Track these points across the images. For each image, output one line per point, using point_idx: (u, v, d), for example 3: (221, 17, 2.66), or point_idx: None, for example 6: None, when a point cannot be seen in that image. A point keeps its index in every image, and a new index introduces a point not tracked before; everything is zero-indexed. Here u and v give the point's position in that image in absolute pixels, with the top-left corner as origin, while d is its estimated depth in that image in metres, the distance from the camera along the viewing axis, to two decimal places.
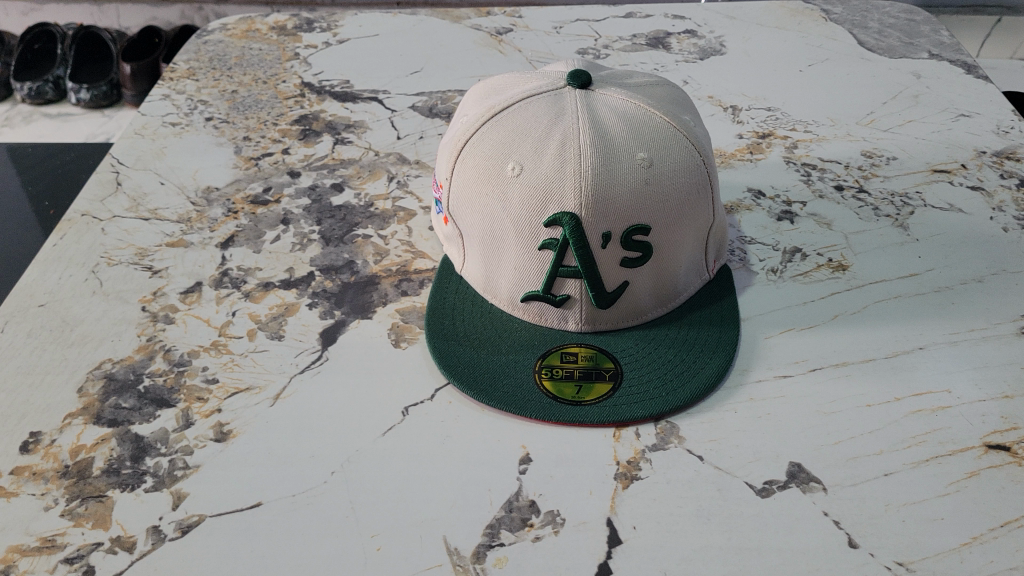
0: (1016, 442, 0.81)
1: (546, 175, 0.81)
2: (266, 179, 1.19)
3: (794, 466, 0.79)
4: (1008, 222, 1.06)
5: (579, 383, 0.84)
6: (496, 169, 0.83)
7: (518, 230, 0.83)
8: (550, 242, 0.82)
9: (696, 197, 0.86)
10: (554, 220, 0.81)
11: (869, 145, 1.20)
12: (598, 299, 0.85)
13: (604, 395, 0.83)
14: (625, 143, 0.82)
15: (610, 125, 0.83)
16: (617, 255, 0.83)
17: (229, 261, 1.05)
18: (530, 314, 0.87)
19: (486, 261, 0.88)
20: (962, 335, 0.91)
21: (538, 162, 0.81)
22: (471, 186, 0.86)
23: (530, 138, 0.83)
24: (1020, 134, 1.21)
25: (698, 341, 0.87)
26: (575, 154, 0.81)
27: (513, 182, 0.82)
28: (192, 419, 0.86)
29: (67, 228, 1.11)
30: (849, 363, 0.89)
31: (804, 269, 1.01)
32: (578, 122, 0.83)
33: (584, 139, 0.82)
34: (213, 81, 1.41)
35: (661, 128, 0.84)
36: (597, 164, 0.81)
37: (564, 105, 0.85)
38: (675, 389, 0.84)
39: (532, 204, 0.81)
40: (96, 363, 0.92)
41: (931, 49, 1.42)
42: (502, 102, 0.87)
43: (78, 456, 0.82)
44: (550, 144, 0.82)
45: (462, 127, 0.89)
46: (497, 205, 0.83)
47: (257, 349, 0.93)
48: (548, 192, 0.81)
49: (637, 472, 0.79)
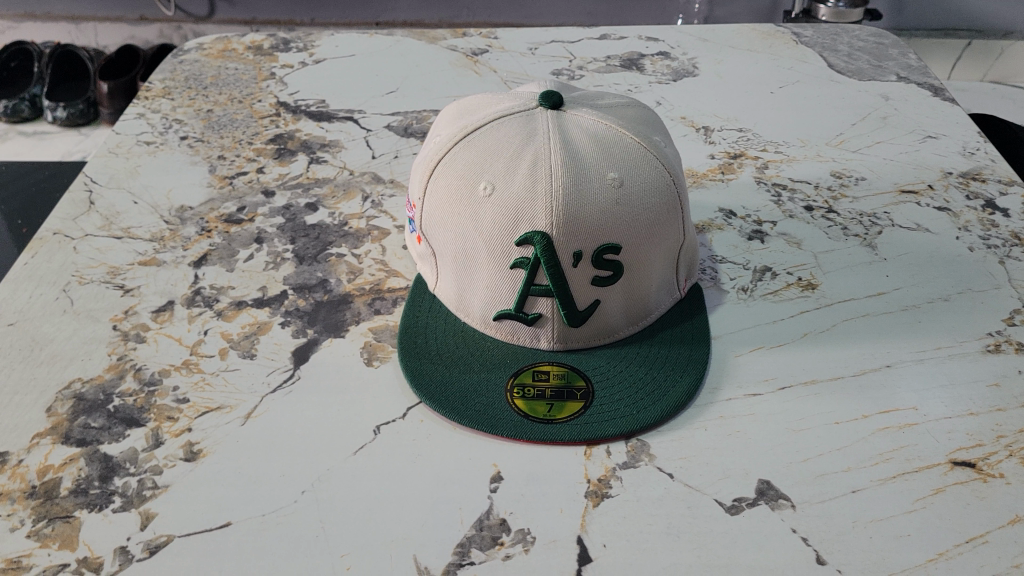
0: (981, 458, 0.81)
1: (517, 194, 0.81)
2: (240, 198, 1.20)
3: (764, 484, 0.80)
4: (974, 242, 1.07)
5: (550, 401, 0.84)
6: (468, 189, 0.84)
7: (490, 249, 0.83)
8: (521, 260, 0.82)
9: (666, 217, 0.87)
10: (525, 239, 0.81)
11: (839, 166, 1.22)
12: (570, 317, 0.85)
13: (575, 413, 0.84)
14: (596, 163, 0.83)
15: (581, 145, 0.84)
16: (588, 274, 0.84)
17: (201, 280, 1.05)
18: (502, 333, 0.88)
19: (459, 280, 0.88)
20: (929, 353, 0.93)
21: (510, 180, 0.82)
22: (444, 206, 0.86)
23: (502, 158, 0.84)
24: (985, 155, 1.23)
25: (669, 360, 0.88)
26: (546, 173, 0.81)
27: (485, 202, 0.83)
28: (162, 439, 0.85)
29: (39, 246, 1.10)
30: (817, 381, 0.90)
31: (774, 288, 1.02)
32: (550, 142, 0.83)
33: (555, 159, 0.82)
34: (188, 101, 1.42)
35: (632, 149, 0.85)
36: (568, 184, 0.81)
37: (536, 126, 0.86)
38: (645, 407, 0.84)
39: (504, 224, 0.82)
40: (65, 382, 0.91)
41: (899, 72, 1.44)
42: (474, 122, 0.88)
43: (45, 476, 0.82)
44: (522, 164, 0.82)
45: (434, 147, 0.90)
46: (470, 224, 0.84)
47: (228, 368, 0.93)
48: (520, 212, 0.81)
49: (607, 490, 0.80)
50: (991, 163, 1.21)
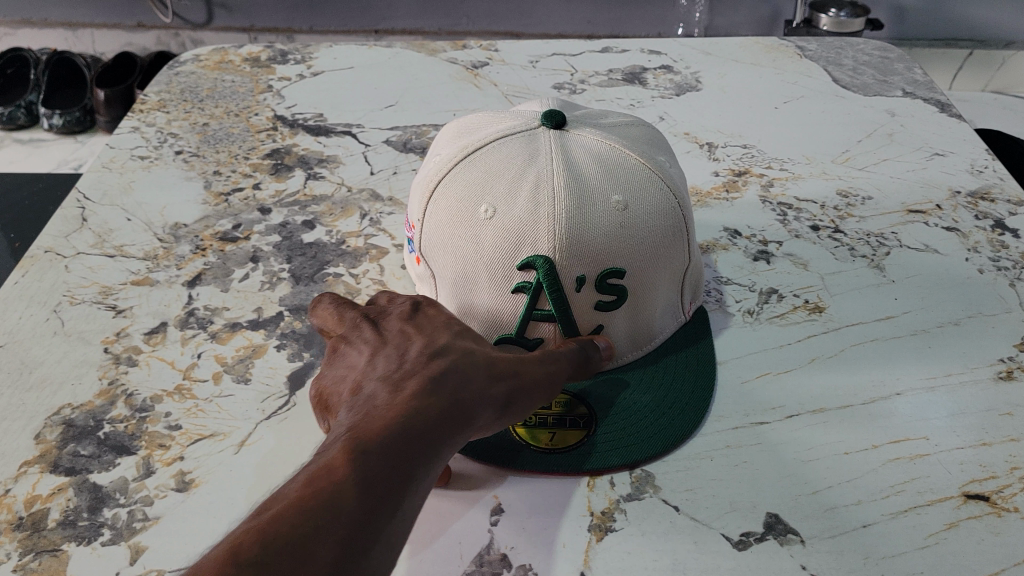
0: (995, 491, 0.79)
1: (519, 218, 0.79)
2: (236, 215, 1.17)
3: (771, 517, 0.77)
4: (984, 263, 1.05)
5: (553, 430, 0.82)
6: (469, 211, 0.82)
7: (491, 273, 0.80)
8: (523, 285, 0.80)
9: (671, 240, 0.84)
10: (527, 263, 0.79)
11: (845, 184, 1.20)
12: None
13: (580, 441, 0.82)
14: (600, 185, 0.81)
15: (585, 166, 0.82)
16: (591, 298, 0.81)
17: (195, 300, 1.03)
18: None
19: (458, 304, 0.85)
20: (939, 380, 0.90)
21: (512, 204, 0.80)
22: (444, 228, 0.84)
23: (504, 180, 0.81)
24: (994, 174, 1.21)
25: (675, 386, 0.87)
26: (549, 197, 0.79)
27: (486, 225, 0.80)
28: (153, 468, 0.83)
29: (30, 265, 1.08)
30: (826, 409, 0.88)
31: (781, 311, 1.00)
32: (552, 163, 0.81)
33: (557, 182, 0.80)
34: (184, 114, 1.40)
35: (637, 171, 0.83)
36: (572, 207, 0.79)
37: (539, 146, 0.84)
38: (649, 435, 0.83)
39: (505, 248, 0.79)
40: (55, 408, 0.89)
41: (905, 87, 1.42)
42: (475, 141, 0.86)
43: (33, 507, 0.80)
44: (523, 186, 0.80)
45: (434, 167, 0.88)
46: (470, 248, 0.81)
47: (221, 394, 0.91)
48: (522, 236, 0.79)
49: (611, 523, 0.77)
50: (1000, 182, 1.19)
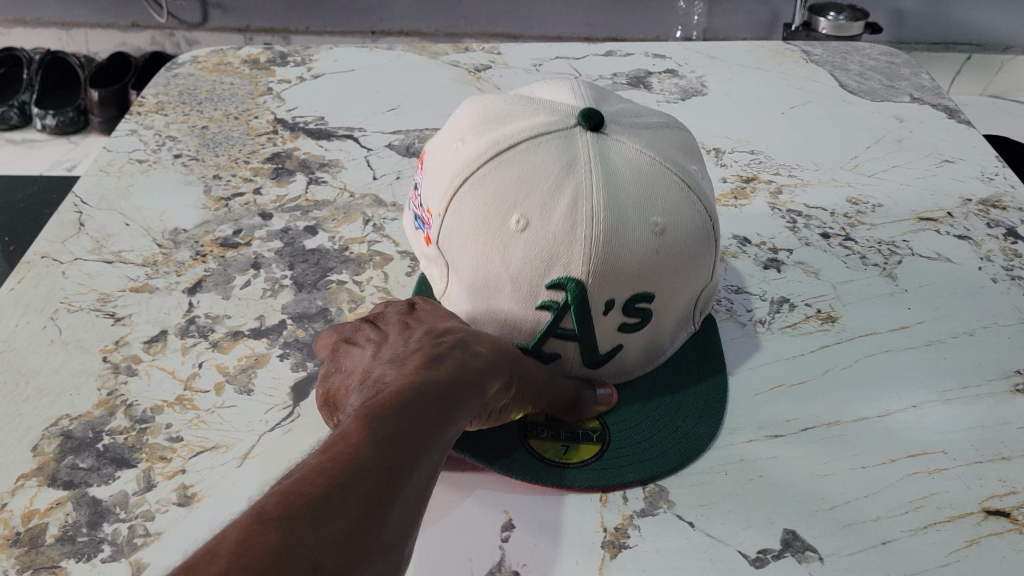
0: (1016, 507, 0.77)
1: (553, 236, 0.74)
2: (236, 220, 1.15)
3: (789, 534, 0.76)
4: (997, 273, 1.04)
5: (564, 444, 0.82)
6: (497, 218, 0.75)
7: (514, 288, 0.76)
8: (549, 303, 0.76)
9: (696, 261, 0.81)
10: (557, 284, 0.75)
11: (854, 192, 1.18)
12: (587, 360, 0.81)
13: (591, 457, 0.81)
14: (637, 205, 0.76)
15: (626, 182, 0.76)
16: (616, 320, 0.79)
17: (196, 308, 1.01)
18: None
19: (471, 308, 0.80)
20: (955, 392, 0.89)
21: (547, 218, 0.74)
22: (465, 229, 0.77)
23: (540, 188, 0.75)
24: (1004, 181, 1.20)
25: (687, 404, 0.86)
26: (589, 216, 0.74)
27: (516, 238, 0.75)
28: (154, 481, 0.81)
29: (26, 271, 1.06)
30: (841, 422, 0.86)
31: (793, 321, 0.98)
32: (593, 176, 0.75)
33: (598, 200, 0.74)
34: (182, 116, 1.37)
35: (672, 186, 0.78)
36: (609, 230, 0.74)
37: (574, 153, 0.77)
38: (661, 451, 0.82)
39: (535, 267, 0.75)
40: (52, 419, 0.87)
41: (912, 93, 1.41)
42: (506, 136, 0.79)
43: (30, 522, 0.77)
44: (561, 200, 0.74)
45: (458, 156, 0.80)
46: (494, 258, 0.76)
47: (223, 405, 0.89)
48: (553, 255, 0.74)
49: (625, 540, 0.75)
50: (1011, 189, 1.18)
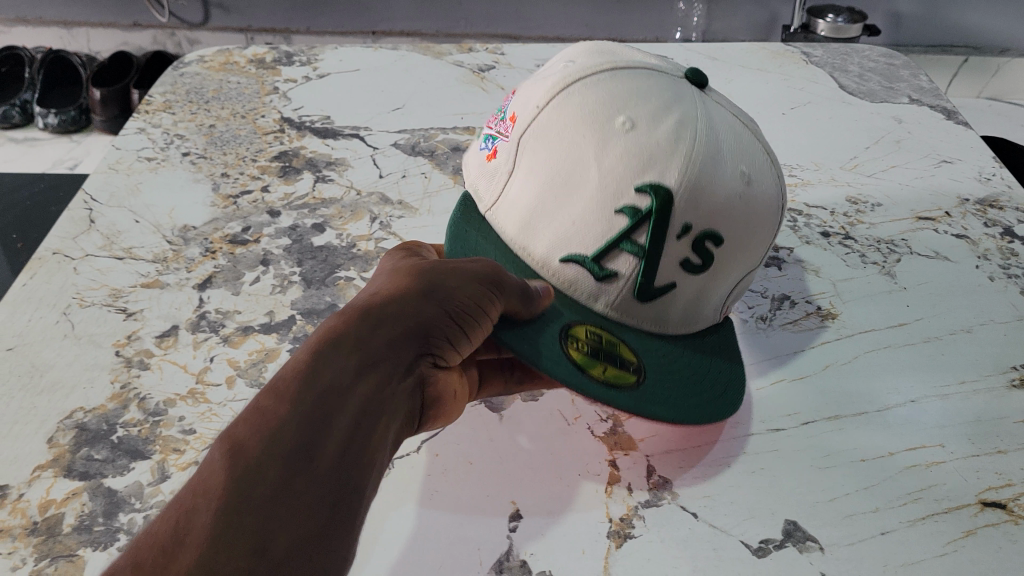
0: (1012, 499, 0.79)
1: (656, 142, 0.72)
2: (245, 218, 1.17)
3: (790, 524, 0.77)
4: (994, 271, 1.06)
5: (602, 372, 0.75)
6: (600, 118, 0.74)
7: (600, 185, 0.72)
8: (628, 209, 0.72)
9: (767, 234, 0.80)
10: (641, 190, 0.71)
11: (854, 192, 1.20)
12: (643, 289, 0.75)
13: (625, 392, 0.75)
14: (732, 149, 0.75)
15: (724, 125, 0.76)
16: (682, 252, 0.74)
17: (207, 303, 1.02)
18: (561, 279, 0.76)
19: (534, 209, 0.76)
20: (953, 388, 0.91)
21: (653, 126, 0.73)
22: (562, 125, 0.75)
23: (648, 103, 0.74)
24: (1001, 182, 1.22)
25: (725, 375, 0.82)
26: (690, 137, 0.73)
27: (618, 135, 0.72)
28: (168, 473, 0.83)
29: (38, 267, 1.07)
30: (841, 416, 0.88)
31: (794, 317, 1.00)
32: (699, 109, 0.75)
33: (701, 127, 0.74)
34: (190, 115, 1.39)
35: (761, 153, 0.79)
36: (706, 154, 0.73)
37: (682, 90, 0.77)
38: (695, 403, 0.78)
39: (628, 165, 0.72)
40: (67, 412, 0.88)
41: (911, 94, 1.43)
42: (620, 60, 0.79)
43: (47, 512, 0.79)
44: (670, 115, 0.73)
45: (567, 69, 0.80)
46: (586, 152, 0.73)
47: (235, 398, 0.90)
48: (648, 160, 0.72)
49: (630, 530, 0.77)
50: (1008, 190, 1.20)
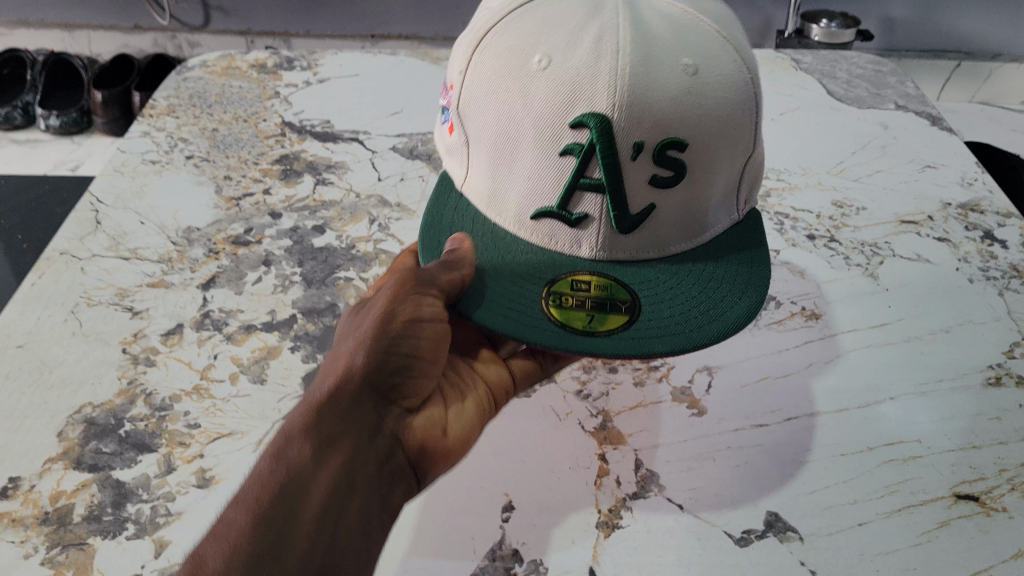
0: (984, 492, 0.82)
1: (576, 70, 0.69)
2: (247, 220, 1.20)
3: (771, 515, 0.81)
4: (974, 274, 1.09)
5: (591, 313, 0.75)
6: (520, 60, 0.72)
7: (538, 131, 0.71)
8: (574, 146, 0.71)
9: (739, 120, 0.75)
10: (579, 122, 0.70)
11: (840, 196, 1.23)
12: (620, 221, 0.74)
13: (618, 327, 0.75)
14: (668, 43, 0.71)
15: (655, 25, 0.72)
16: (646, 170, 0.72)
17: (210, 302, 1.06)
18: (538, 236, 0.77)
19: (495, 170, 0.77)
20: (932, 385, 0.94)
21: (570, 53, 0.70)
22: (488, 78, 0.74)
23: (563, 28, 0.72)
24: (983, 186, 1.25)
25: (724, 279, 0.80)
26: (612, 50, 0.69)
27: (538, 76, 0.71)
28: (174, 465, 0.86)
29: (46, 267, 1.11)
30: (823, 412, 0.91)
31: (778, 318, 1.03)
32: (619, 17, 0.71)
33: (624, 35, 0.70)
34: (193, 119, 1.42)
35: (709, 37, 0.74)
36: (635, 62, 0.69)
37: (603, 0, 0.73)
38: (693, 324, 0.77)
39: (554, 104, 0.70)
40: (76, 407, 0.92)
41: (898, 100, 1.46)
42: None
43: (58, 502, 0.82)
44: (586, 35, 0.70)
45: (486, 15, 0.78)
46: (516, 101, 0.72)
47: (238, 394, 0.94)
48: (575, 90, 0.69)
49: (618, 520, 0.80)
50: (990, 194, 1.23)
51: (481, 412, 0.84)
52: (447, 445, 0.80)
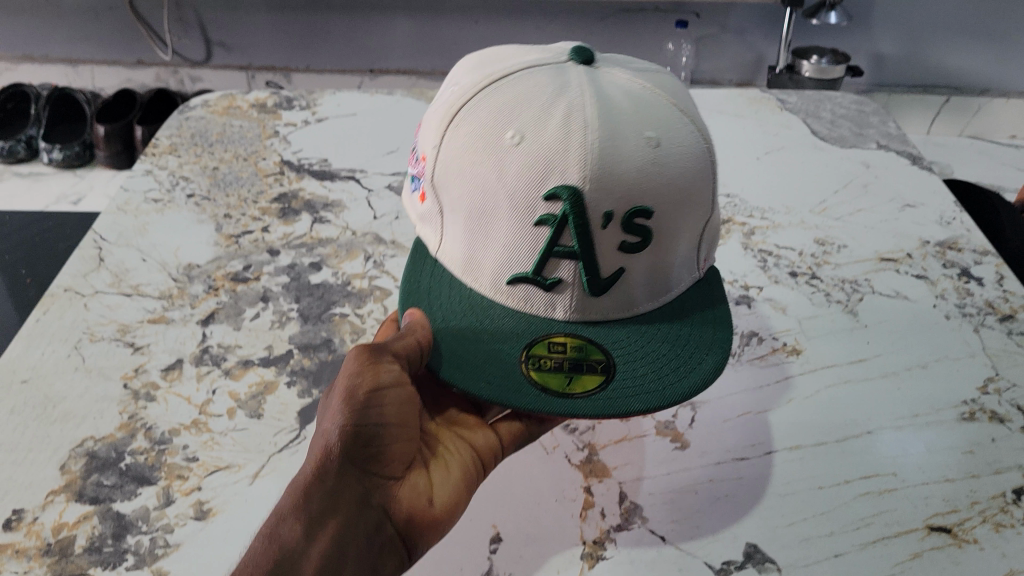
0: (957, 524, 0.85)
1: (548, 145, 0.77)
2: (246, 256, 1.24)
3: (751, 547, 0.83)
4: (950, 310, 1.12)
5: (568, 374, 0.81)
6: (493, 136, 0.79)
7: (513, 202, 0.78)
8: (547, 217, 0.77)
9: (699, 186, 0.83)
10: (552, 195, 0.77)
11: (822, 234, 1.27)
12: (592, 285, 0.80)
13: (594, 388, 0.81)
14: (632, 119, 0.79)
15: (617, 101, 0.80)
16: (616, 237, 0.79)
17: (210, 338, 1.09)
18: (514, 299, 0.82)
19: (470, 238, 0.83)
20: (908, 420, 0.97)
21: (541, 129, 0.77)
22: (463, 153, 0.81)
23: (531, 106, 0.79)
24: (961, 225, 1.29)
25: (693, 338, 0.86)
26: (581, 126, 0.77)
27: (511, 151, 0.78)
28: (173, 497, 0.89)
29: (50, 303, 1.14)
30: (802, 446, 0.94)
31: (760, 353, 1.07)
32: (584, 95, 0.79)
33: (590, 111, 0.78)
34: (194, 158, 1.46)
35: (668, 112, 0.82)
36: (604, 137, 0.77)
37: (568, 79, 0.81)
38: (666, 380, 0.82)
39: (530, 177, 0.77)
40: (78, 440, 0.95)
41: (879, 140, 1.50)
42: (499, 70, 0.84)
43: (60, 534, 0.85)
44: (555, 112, 0.78)
45: (454, 94, 0.85)
46: (491, 175, 0.79)
47: (236, 428, 0.97)
48: (548, 164, 0.76)
49: (603, 552, 0.83)
50: (967, 233, 1.27)
51: (466, 477, 0.86)
52: (435, 513, 0.81)
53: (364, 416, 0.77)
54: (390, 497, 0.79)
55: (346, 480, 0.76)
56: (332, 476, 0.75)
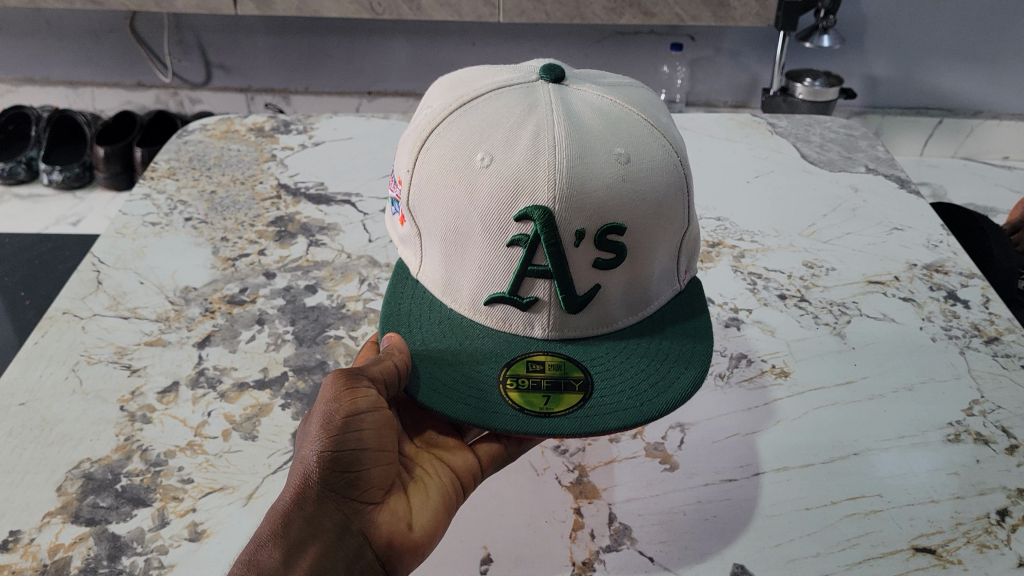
0: (941, 545, 0.86)
1: (517, 167, 0.79)
2: (242, 279, 1.25)
3: (738, 568, 0.84)
4: (937, 333, 1.14)
5: (547, 394, 0.82)
6: (464, 160, 0.82)
7: (486, 225, 0.81)
8: (520, 237, 0.80)
9: (672, 199, 0.86)
10: (524, 214, 0.79)
11: (811, 256, 1.29)
12: (568, 302, 0.83)
13: (574, 405, 0.82)
14: (602, 138, 0.82)
15: (587, 120, 0.83)
16: (590, 254, 0.82)
17: (206, 360, 1.10)
18: (492, 319, 0.85)
19: (448, 259, 0.85)
20: (894, 441, 0.98)
21: (509, 151, 0.80)
22: (436, 177, 0.84)
23: (501, 130, 0.82)
24: (948, 248, 1.30)
25: (671, 353, 0.88)
26: (549, 147, 0.80)
27: (481, 173, 0.80)
28: (168, 519, 0.90)
29: (48, 326, 1.15)
30: (789, 467, 0.95)
31: (749, 375, 1.08)
32: (553, 116, 0.82)
33: (558, 132, 0.81)
34: (192, 181, 1.48)
35: (639, 129, 0.85)
36: (574, 156, 0.80)
37: (537, 100, 0.84)
38: (643, 395, 0.83)
39: (501, 199, 0.79)
40: (74, 462, 0.96)
41: (868, 163, 1.53)
42: (469, 94, 0.87)
43: (56, 555, 0.86)
44: (524, 134, 0.81)
45: (427, 118, 0.88)
46: (463, 197, 0.81)
47: (230, 450, 0.98)
48: (518, 186, 0.79)
49: (591, 573, 0.84)
50: (953, 256, 1.29)
51: (447, 499, 0.86)
52: (415, 537, 0.81)
53: (342, 443, 0.78)
54: (373, 521, 0.80)
55: (327, 507, 0.77)
56: (311, 504, 0.77)
